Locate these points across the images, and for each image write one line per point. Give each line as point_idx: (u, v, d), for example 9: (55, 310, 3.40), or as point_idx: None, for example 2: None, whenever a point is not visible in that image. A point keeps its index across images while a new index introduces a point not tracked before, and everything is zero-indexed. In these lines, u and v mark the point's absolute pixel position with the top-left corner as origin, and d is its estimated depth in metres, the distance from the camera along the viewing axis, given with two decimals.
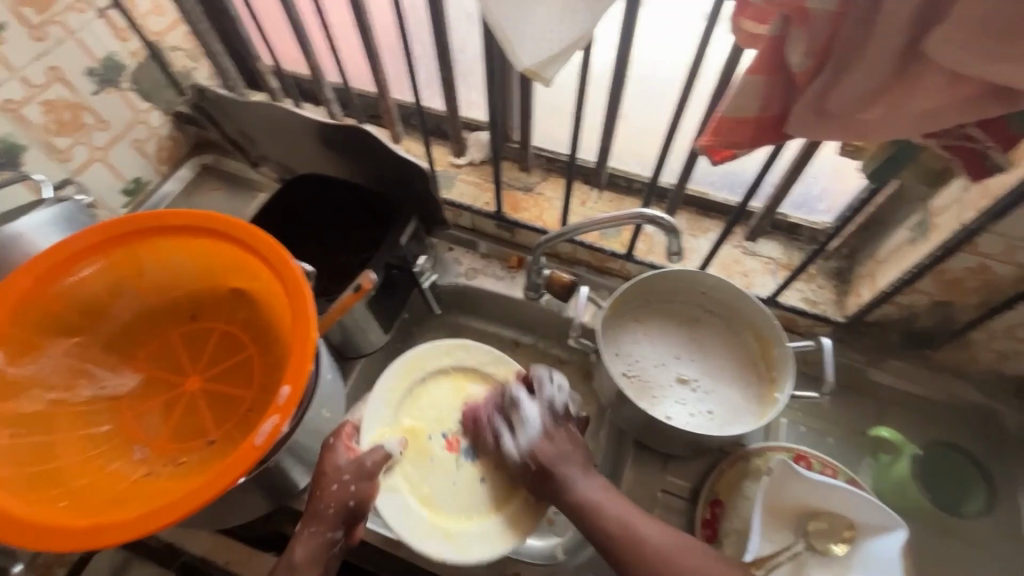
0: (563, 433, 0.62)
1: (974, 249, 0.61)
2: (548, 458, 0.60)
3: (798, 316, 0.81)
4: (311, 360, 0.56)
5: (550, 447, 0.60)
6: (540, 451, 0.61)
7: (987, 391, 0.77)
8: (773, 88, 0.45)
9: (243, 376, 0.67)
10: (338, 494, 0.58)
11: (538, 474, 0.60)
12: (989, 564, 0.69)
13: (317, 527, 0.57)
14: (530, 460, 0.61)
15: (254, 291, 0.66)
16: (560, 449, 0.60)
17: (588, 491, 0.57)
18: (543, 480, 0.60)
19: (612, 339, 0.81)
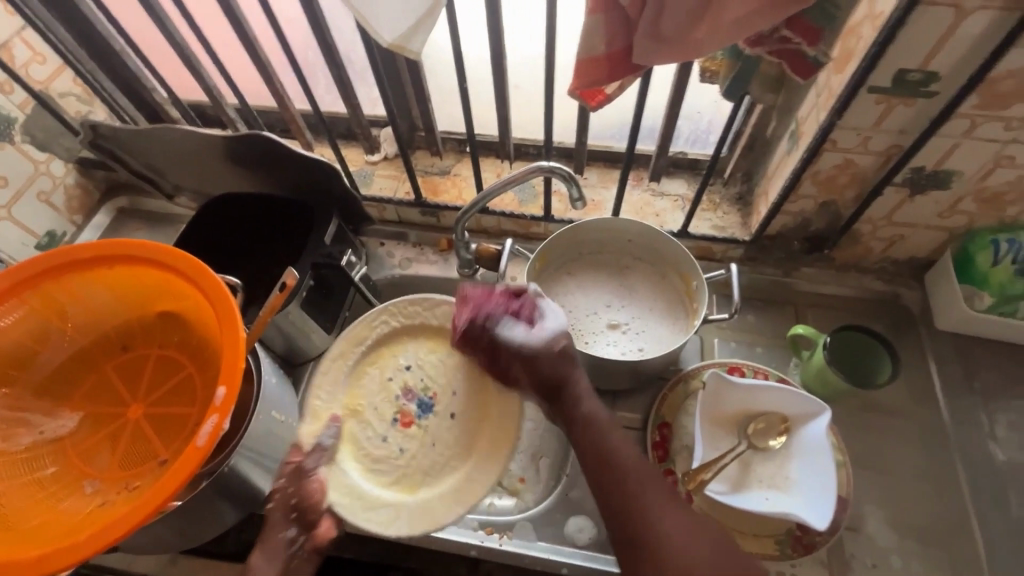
0: (563, 358, 0.60)
1: (836, 146, 0.67)
2: (547, 375, 0.60)
3: (710, 243, 0.87)
4: (243, 360, 0.57)
5: (552, 360, 0.60)
6: (541, 350, 0.61)
7: (887, 278, 0.86)
8: (614, 25, 0.50)
9: (189, 394, 0.67)
10: (282, 498, 0.64)
11: (548, 387, 0.60)
12: (912, 428, 0.76)
13: (271, 534, 0.62)
14: (530, 362, 0.61)
15: (184, 310, 0.67)
16: (563, 372, 0.60)
17: (577, 380, 0.60)
18: (554, 391, 0.60)
19: (544, 294, 0.86)
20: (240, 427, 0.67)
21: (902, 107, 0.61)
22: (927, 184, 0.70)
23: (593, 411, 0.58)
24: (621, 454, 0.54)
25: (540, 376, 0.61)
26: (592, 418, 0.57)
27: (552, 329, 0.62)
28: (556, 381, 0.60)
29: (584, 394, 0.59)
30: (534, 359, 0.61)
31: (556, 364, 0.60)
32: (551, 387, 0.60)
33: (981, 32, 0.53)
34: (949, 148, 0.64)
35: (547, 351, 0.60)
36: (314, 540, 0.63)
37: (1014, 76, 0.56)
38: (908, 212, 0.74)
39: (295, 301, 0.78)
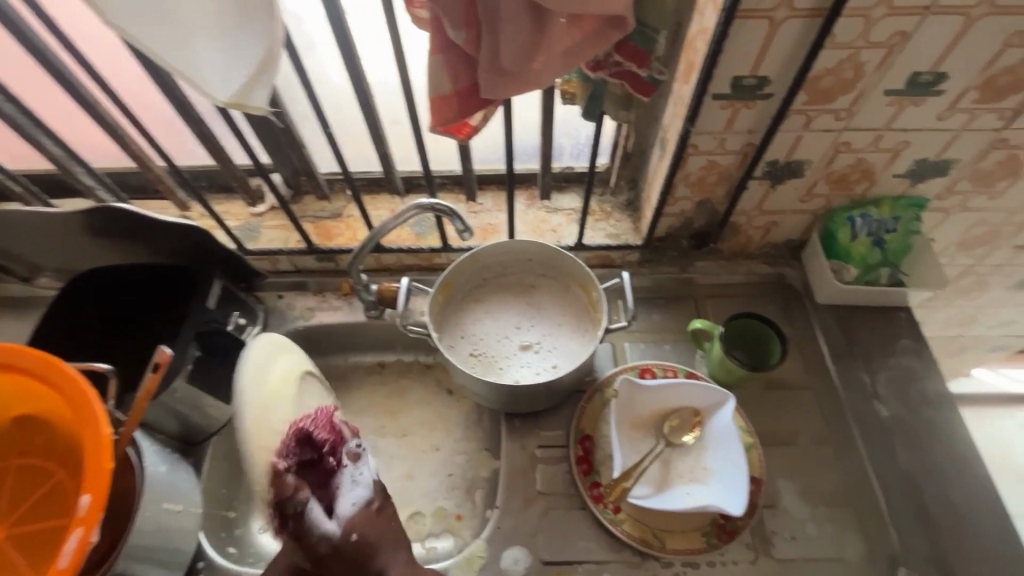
0: (384, 515, 0.62)
1: (698, 150, 0.71)
2: (371, 539, 0.60)
3: (607, 251, 0.90)
4: (111, 460, 0.52)
5: (372, 524, 0.61)
6: (356, 525, 0.59)
7: (771, 261, 0.92)
8: (456, 64, 0.50)
9: (61, 502, 0.60)
10: None
11: (351, 552, 0.59)
12: (810, 400, 0.82)
13: None
14: (347, 539, 0.59)
15: (43, 410, 0.60)
16: (381, 532, 0.61)
17: (367, 541, 0.60)
18: (353, 560, 0.59)
19: (452, 325, 0.85)
20: (127, 527, 0.60)
21: (745, 110, 0.66)
22: (784, 174, 0.75)
23: (391, 565, 0.61)
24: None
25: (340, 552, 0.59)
26: (388, 566, 0.61)
27: (352, 508, 0.60)
28: (368, 546, 0.60)
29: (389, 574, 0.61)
30: (348, 531, 0.59)
31: (388, 535, 0.62)
32: (340, 557, 0.59)
33: (795, 37, 0.57)
34: (795, 140, 0.70)
35: (343, 536, 0.59)
36: None
37: (832, 73, 0.61)
38: (774, 201, 0.80)
39: (179, 377, 0.71)
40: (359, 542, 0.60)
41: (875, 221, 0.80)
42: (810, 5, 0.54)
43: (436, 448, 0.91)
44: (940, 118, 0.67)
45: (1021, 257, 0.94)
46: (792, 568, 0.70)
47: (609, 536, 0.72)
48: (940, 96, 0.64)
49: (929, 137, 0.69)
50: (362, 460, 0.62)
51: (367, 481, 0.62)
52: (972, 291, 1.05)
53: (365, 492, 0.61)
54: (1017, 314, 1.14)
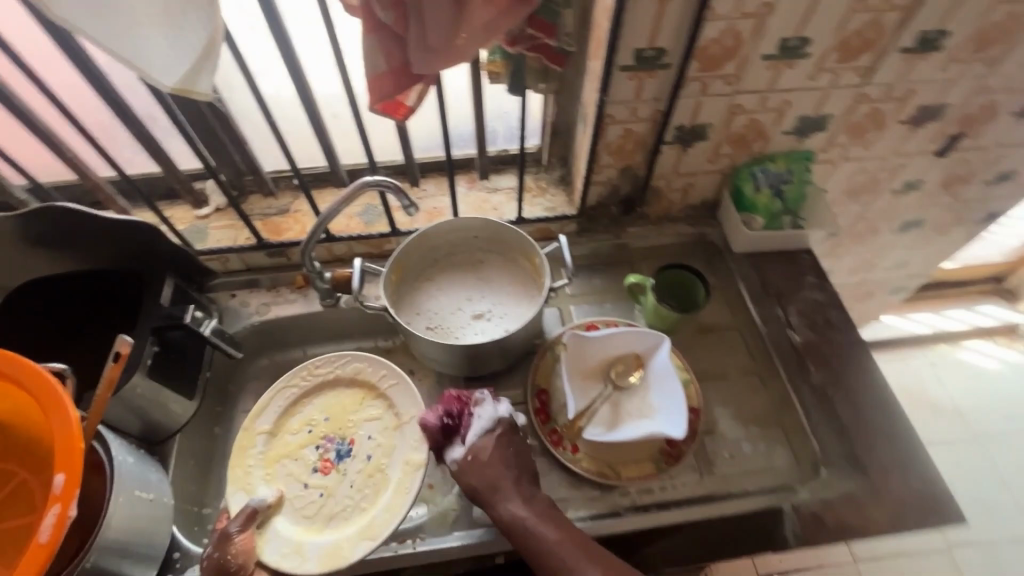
0: (500, 441, 0.72)
1: (614, 119, 0.80)
2: (490, 457, 0.70)
3: (547, 223, 0.97)
4: (81, 441, 0.53)
5: (490, 449, 0.71)
6: (478, 449, 0.71)
7: (692, 221, 1.02)
8: (388, 44, 0.56)
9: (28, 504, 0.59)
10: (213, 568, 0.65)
11: (471, 472, 0.69)
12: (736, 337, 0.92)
13: None
14: (467, 457, 0.70)
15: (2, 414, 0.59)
16: (506, 453, 0.71)
17: (506, 456, 0.70)
18: (478, 479, 0.69)
19: (407, 303, 0.89)
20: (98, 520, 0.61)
21: (650, 80, 0.75)
22: (691, 138, 0.85)
23: (507, 489, 0.68)
24: (518, 515, 0.66)
25: (467, 471, 0.70)
26: (502, 498, 0.67)
27: (479, 435, 0.72)
28: (485, 465, 0.69)
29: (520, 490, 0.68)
30: (472, 454, 0.70)
31: (511, 455, 0.71)
32: (508, 455, 0.71)
33: (681, 12, 0.67)
34: (695, 106, 0.80)
35: (491, 446, 0.71)
36: None
37: (716, 42, 0.71)
38: (687, 163, 0.90)
39: (138, 372, 0.72)
40: (508, 439, 0.72)
41: (773, 174, 0.91)
42: None
43: None
44: (810, 78, 0.78)
45: (899, 201, 1.09)
46: (732, 481, 0.78)
47: (571, 476, 0.78)
48: (807, 58, 0.75)
49: (805, 96, 0.81)
50: (491, 401, 0.74)
51: (494, 415, 0.73)
52: (866, 237, 1.20)
53: (506, 415, 0.74)
54: (907, 256, 1.31)
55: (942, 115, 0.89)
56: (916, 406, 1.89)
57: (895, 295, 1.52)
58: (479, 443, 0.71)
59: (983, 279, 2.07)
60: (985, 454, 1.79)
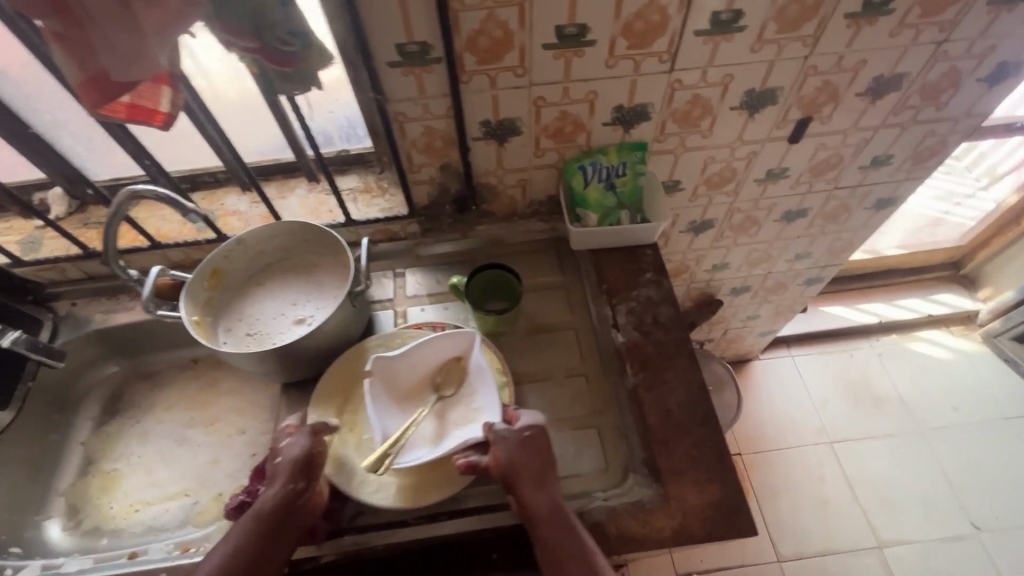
0: (540, 435, 0.71)
1: (407, 117, 0.77)
2: (543, 440, 0.70)
3: (385, 224, 0.96)
4: None
5: (537, 438, 0.70)
6: (531, 431, 0.70)
7: (541, 218, 0.99)
8: (73, 51, 0.54)
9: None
10: (286, 458, 0.67)
11: (530, 448, 0.69)
12: (570, 337, 0.89)
13: (284, 483, 0.65)
14: (525, 433, 0.70)
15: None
16: (546, 447, 0.70)
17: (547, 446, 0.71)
18: (535, 453, 0.69)
19: (231, 309, 0.89)
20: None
21: (427, 75, 0.72)
22: (503, 133, 0.82)
23: (528, 484, 0.67)
24: (538, 509, 0.66)
25: (525, 443, 0.69)
26: (526, 487, 0.66)
27: (531, 422, 0.71)
28: (536, 446, 0.69)
29: (551, 491, 0.67)
30: (530, 441, 0.69)
31: (545, 461, 0.69)
32: (525, 473, 0.67)
33: (427, 3, 0.64)
34: (491, 100, 0.76)
35: (539, 429, 0.71)
36: (315, 497, 0.66)
37: (482, 33, 0.68)
38: (511, 159, 0.87)
39: None
40: (533, 439, 0.70)
41: (603, 167, 0.87)
42: None
43: (243, 430, 0.95)
44: (608, 66, 0.74)
45: (769, 190, 1.04)
46: None
47: None
48: (594, 46, 0.71)
49: (610, 85, 0.77)
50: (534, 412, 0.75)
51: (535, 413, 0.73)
52: (749, 228, 1.15)
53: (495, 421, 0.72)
54: (806, 246, 1.25)
55: (777, 99, 0.84)
56: (860, 398, 1.82)
57: (813, 287, 1.45)
58: (501, 432, 0.70)
59: (939, 264, 1.97)
60: (930, 447, 1.72)
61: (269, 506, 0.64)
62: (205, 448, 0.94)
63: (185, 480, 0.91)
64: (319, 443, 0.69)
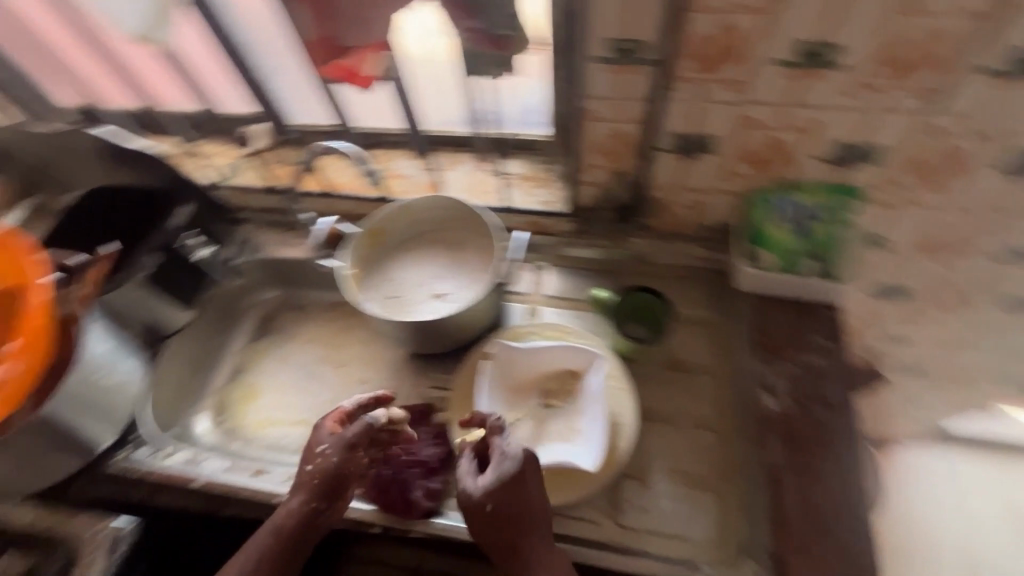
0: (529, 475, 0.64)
1: (597, 116, 0.72)
2: (507, 509, 0.63)
3: (539, 217, 0.93)
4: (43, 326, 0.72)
5: (515, 494, 0.63)
6: (491, 498, 0.63)
7: (705, 244, 0.90)
8: (316, 11, 0.57)
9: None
10: (311, 471, 0.70)
11: (494, 515, 0.63)
12: (709, 381, 0.81)
13: (302, 498, 0.69)
14: (485, 502, 0.63)
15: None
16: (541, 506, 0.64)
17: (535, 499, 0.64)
18: (500, 522, 0.63)
19: (380, 269, 0.92)
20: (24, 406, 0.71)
21: (633, 76, 0.66)
22: (694, 148, 0.74)
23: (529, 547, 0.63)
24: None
25: (495, 511, 0.63)
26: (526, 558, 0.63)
27: (493, 480, 0.63)
28: (506, 512, 0.63)
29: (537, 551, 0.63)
30: (494, 504, 0.63)
31: (521, 520, 0.63)
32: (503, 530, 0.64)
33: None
34: (693, 111, 0.69)
35: (518, 471, 0.63)
36: (336, 513, 0.71)
37: (709, 39, 0.60)
38: (693, 177, 0.79)
39: (135, 277, 0.85)
40: (495, 513, 0.63)
41: (801, 206, 0.75)
42: None
43: (364, 381, 1.00)
44: (846, 95, 0.63)
45: (1002, 271, 0.84)
46: (631, 537, 0.70)
47: None
48: (838, 70, 0.61)
49: (840, 117, 0.66)
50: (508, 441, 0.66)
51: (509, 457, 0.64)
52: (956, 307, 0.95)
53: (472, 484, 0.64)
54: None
55: None
56: None
57: (1013, 390, 1.18)
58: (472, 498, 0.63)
59: None
60: None
61: (292, 508, 0.69)
62: (330, 388, 1.01)
63: (308, 412, 0.99)
64: (351, 460, 0.70)
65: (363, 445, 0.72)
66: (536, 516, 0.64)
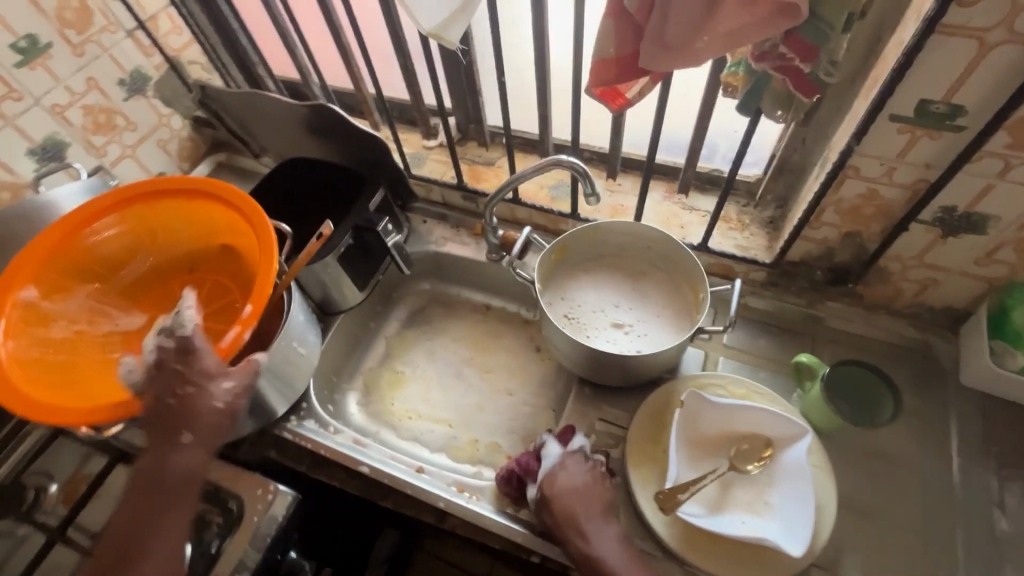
0: (575, 469, 0.70)
1: (859, 174, 0.67)
2: (563, 482, 0.68)
3: (732, 261, 0.88)
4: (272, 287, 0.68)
5: (562, 476, 0.69)
6: (549, 486, 0.68)
7: (919, 324, 0.82)
8: (626, 31, 0.54)
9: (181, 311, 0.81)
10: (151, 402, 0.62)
11: (545, 508, 0.68)
12: (915, 479, 0.73)
13: (161, 442, 0.62)
14: (542, 492, 0.68)
15: (220, 248, 0.81)
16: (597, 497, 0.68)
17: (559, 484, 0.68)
18: (550, 511, 0.67)
19: (558, 286, 0.90)
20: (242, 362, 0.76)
21: (928, 140, 0.60)
22: (959, 227, 0.67)
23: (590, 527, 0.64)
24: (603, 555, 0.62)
25: (545, 507, 0.67)
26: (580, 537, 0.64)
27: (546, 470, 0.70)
28: (563, 497, 0.67)
29: (592, 529, 0.64)
30: (548, 488, 0.68)
31: (578, 498, 0.67)
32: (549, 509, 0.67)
33: (1009, 67, 0.51)
34: (982, 189, 0.62)
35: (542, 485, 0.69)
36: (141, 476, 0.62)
37: None
38: (940, 255, 0.71)
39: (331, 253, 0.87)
40: (547, 505, 0.68)
41: None
42: None
43: (510, 392, 0.99)
44: None
45: None
46: None
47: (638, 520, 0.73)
48: None
49: None
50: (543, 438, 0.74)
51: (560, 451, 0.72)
52: None
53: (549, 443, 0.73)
54: None
55: None
56: None
57: None
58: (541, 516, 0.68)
59: None
60: None
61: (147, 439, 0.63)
62: (475, 392, 1.00)
63: (452, 412, 0.98)
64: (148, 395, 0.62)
65: (185, 367, 0.62)
66: (602, 502, 0.67)
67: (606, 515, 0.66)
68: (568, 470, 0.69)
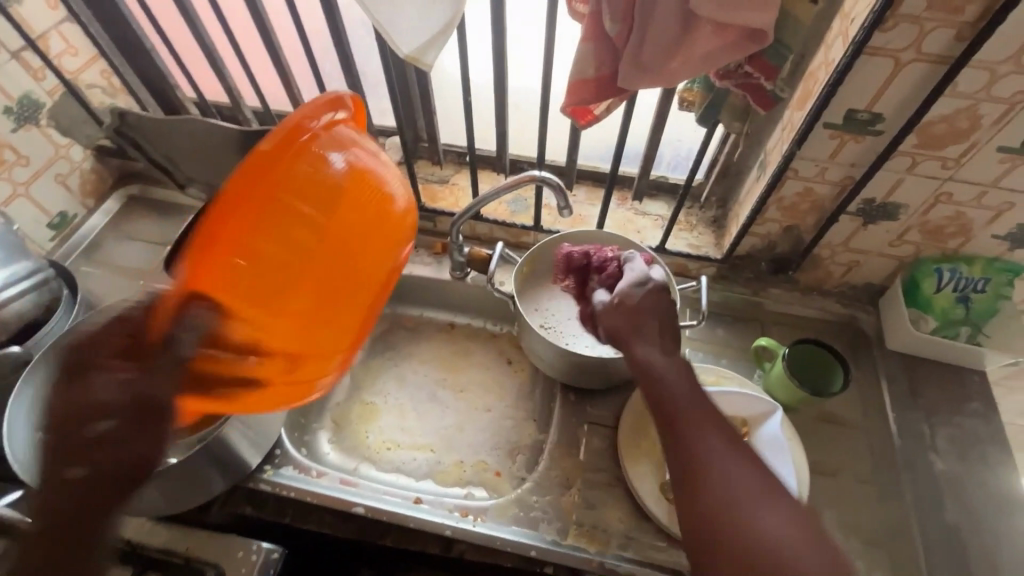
0: (647, 296, 0.63)
1: (797, 175, 0.75)
2: (618, 316, 0.62)
3: (686, 260, 0.95)
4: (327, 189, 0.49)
5: (625, 296, 0.63)
6: (620, 299, 0.63)
7: (846, 301, 0.93)
8: (603, 52, 0.58)
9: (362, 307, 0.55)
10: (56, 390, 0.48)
11: (614, 329, 0.61)
12: (861, 437, 0.83)
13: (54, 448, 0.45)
14: (614, 303, 0.63)
15: None
16: (666, 348, 0.58)
17: (638, 337, 0.59)
18: (616, 326, 0.61)
19: (530, 296, 0.90)
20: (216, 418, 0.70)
21: (853, 143, 0.69)
22: (877, 215, 0.78)
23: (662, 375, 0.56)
24: (682, 410, 0.53)
25: (614, 305, 0.63)
26: (660, 396, 0.55)
27: (629, 288, 0.64)
28: (624, 300, 0.63)
29: (644, 343, 0.58)
30: (618, 297, 0.64)
31: (636, 313, 0.61)
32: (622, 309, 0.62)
33: (917, 80, 0.61)
34: (895, 182, 0.72)
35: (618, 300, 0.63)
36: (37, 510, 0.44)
37: (946, 121, 0.64)
38: (862, 241, 0.82)
39: None
40: (617, 309, 0.62)
41: (964, 277, 0.80)
42: (937, 51, 0.58)
43: (489, 409, 0.97)
44: None
45: None
46: None
47: (639, 515, 0.76)
48: None
49: None
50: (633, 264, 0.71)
51: (641, 273, 0.66)
52: None
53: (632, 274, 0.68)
54: None
55: None
56: None
57: None
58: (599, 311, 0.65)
59: None
60: None
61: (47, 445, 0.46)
62: (453, 413, 0.97)
63: (431, 436, 0.95)
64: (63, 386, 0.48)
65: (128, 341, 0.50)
66: (702, 392, 0.56)
67: (700, 399, 0.54)
68: (653, 317, 0.61)
